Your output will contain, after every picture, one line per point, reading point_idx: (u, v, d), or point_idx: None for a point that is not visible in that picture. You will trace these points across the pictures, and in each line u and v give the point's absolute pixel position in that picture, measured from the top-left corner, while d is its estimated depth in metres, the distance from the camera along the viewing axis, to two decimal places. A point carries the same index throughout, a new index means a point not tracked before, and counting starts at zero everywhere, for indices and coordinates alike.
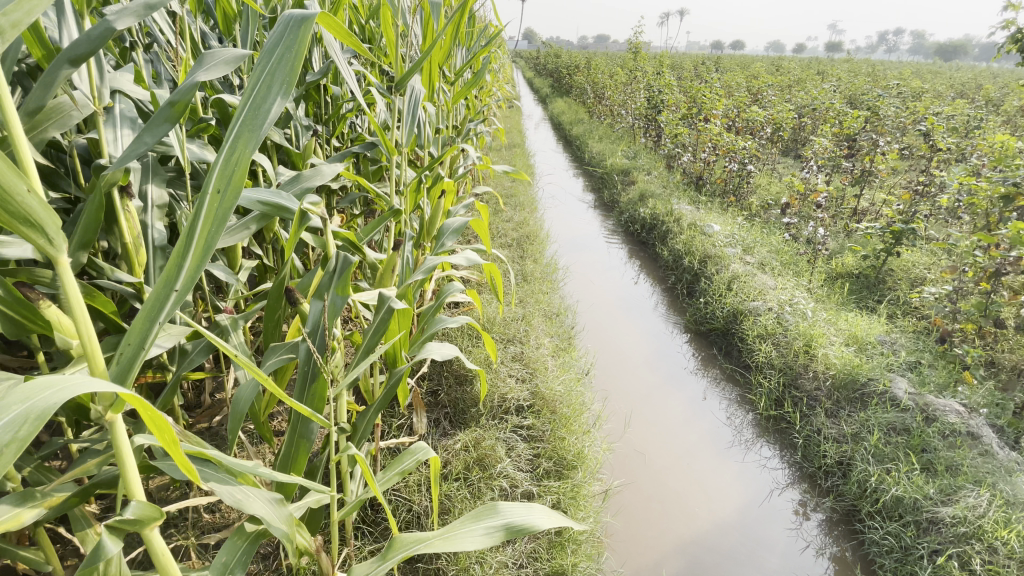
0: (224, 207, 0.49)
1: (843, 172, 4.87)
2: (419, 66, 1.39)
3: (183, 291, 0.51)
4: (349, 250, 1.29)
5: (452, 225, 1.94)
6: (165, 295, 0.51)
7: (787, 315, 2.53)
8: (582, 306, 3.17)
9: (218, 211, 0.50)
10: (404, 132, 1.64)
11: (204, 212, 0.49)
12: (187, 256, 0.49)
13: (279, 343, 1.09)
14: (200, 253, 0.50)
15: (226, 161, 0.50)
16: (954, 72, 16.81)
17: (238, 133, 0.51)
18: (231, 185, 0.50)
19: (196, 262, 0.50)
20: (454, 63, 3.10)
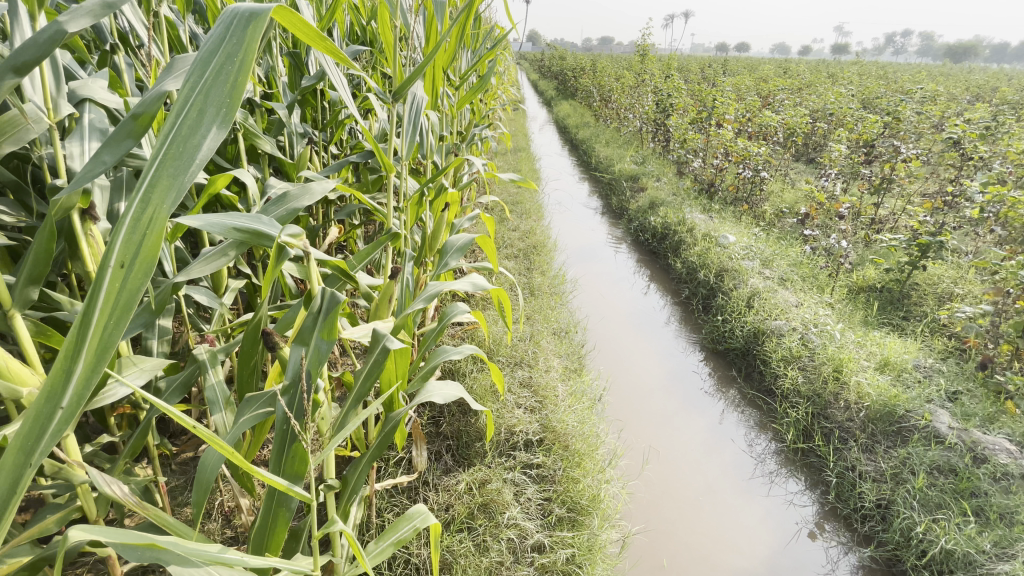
0: (131, 278, 0.44)
1: (861, 179, 4.71)
2: (421, 71, 1.24)
3: (80, 384, 0.44)
4: (339, 280, 1.14)
5: (456, 242, 1.79)
6: (57, 392, 0.44)
7: (813, 337, 2.38)
8: (590, 321, 3.01)
9: (123, 284, 0.45)
10: (405, 143, 1.49)
11: (107, 287, 0.44)
12: (89, 343, 0.44)
13: (256, 392, 0.94)
14: (100, 338, 0.44)
15: (137, 223, 0.45)
16: (966, 75, 16.57)
17: (153, 185, 0.45)
18: (140, 253, 0.45)
19: (96, 348, 0.44)
20: (458, 65, 2.95)
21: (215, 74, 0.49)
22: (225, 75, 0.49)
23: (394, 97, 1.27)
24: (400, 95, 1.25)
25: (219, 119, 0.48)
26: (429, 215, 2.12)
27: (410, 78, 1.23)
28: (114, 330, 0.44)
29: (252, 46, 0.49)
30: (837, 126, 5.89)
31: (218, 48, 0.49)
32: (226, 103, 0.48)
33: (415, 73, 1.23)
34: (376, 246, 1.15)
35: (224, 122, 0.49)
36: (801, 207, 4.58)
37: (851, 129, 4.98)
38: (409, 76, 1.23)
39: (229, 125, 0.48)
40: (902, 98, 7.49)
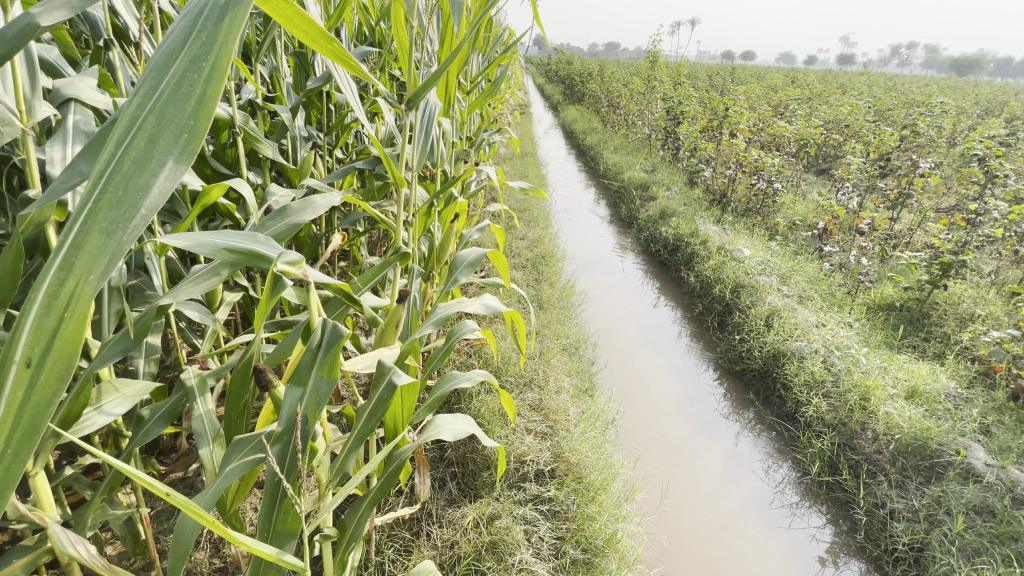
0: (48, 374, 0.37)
1: (877, 193, 4.60)
2: (439, 78, 1.13)
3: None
4: (342, 306, 1.03)
5: (466, 256, 1.68)
6: None
7: (836, 361, 2.27)
8: (600, 336, 2.90)
9: (35, 381, 0.37)
10: (416, 153, 1.38)
11: (13, 386, 0.36)
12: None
13: (244, 435, 0.84)
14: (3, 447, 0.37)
15: (56, 302, 0.36)
16: (978, 89, 16.43)
17: (75, 252, 0.36)
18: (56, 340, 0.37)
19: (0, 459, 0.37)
20: (469, 68, 2.85)
21: (173, 92, 0.40)
22: (187, 91, 0.40)
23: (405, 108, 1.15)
24: (412, 106, 1.14)
25: (177, 150, 0.39)
26: (437, 226, 2.02)
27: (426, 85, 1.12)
28: (14, 451, 0.36)
29: (225, 53, 0.40)
30: (851, 138, 5.79)
31: (179, 55, 0.40)
32: (187, 128, 0.39)
33: (432, 79, 1.12)
34: (386, 265, 1.03)
35: (183, 154, 0.40)
36: (814, 220, 4.48)
37: (867, 142, 4.88)
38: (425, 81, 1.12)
39: (187, 158, 0.39)
40: (914, 110, 7.40)
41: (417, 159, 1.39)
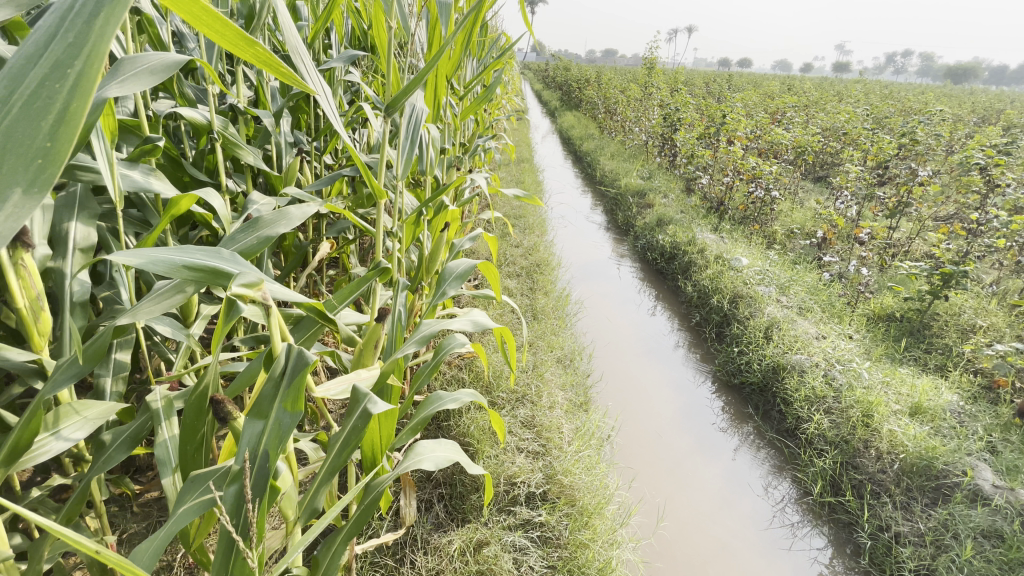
0: None
1: (875, 202, 4.56)
2: (423, 79, 1.06)
3: None
4: (314, 325, 0.97)
5: (456, 268, 1.61)
6: None
7: (837, 376, 2.21)
8: (595, 346, 2.83)
9: None
10: (400, 161, 1.31)
11: None
12: None
13: (202, 470, 0.77)
14: None
15: None
16: (976, 97, 16.50)
17: None
18: None
19: None
20: (463, 73, 2.79)
21: (26, 108, 0.33)
22: (46, 105, 0.33)
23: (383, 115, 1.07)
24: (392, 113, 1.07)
25: (26, 178, 0.32)
26: (426, 235, 1.96)
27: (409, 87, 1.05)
28: None
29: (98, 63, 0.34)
30: (849, 146, 5.77)
31: (39, 63, 0.34)
32: (42, 152, 0.32)
33: (416, 81, 1.05)
34: (363, 282, 0.96)
35: (34, 184, 0.32)
36: (813, 228, 4.43)
37: (865, 150, 4.85)
38: (408, 83, 1.05)
39: (45, 186, 0.32)
40: (911, 118, 7.40)
41: (401, 166, 1.32)
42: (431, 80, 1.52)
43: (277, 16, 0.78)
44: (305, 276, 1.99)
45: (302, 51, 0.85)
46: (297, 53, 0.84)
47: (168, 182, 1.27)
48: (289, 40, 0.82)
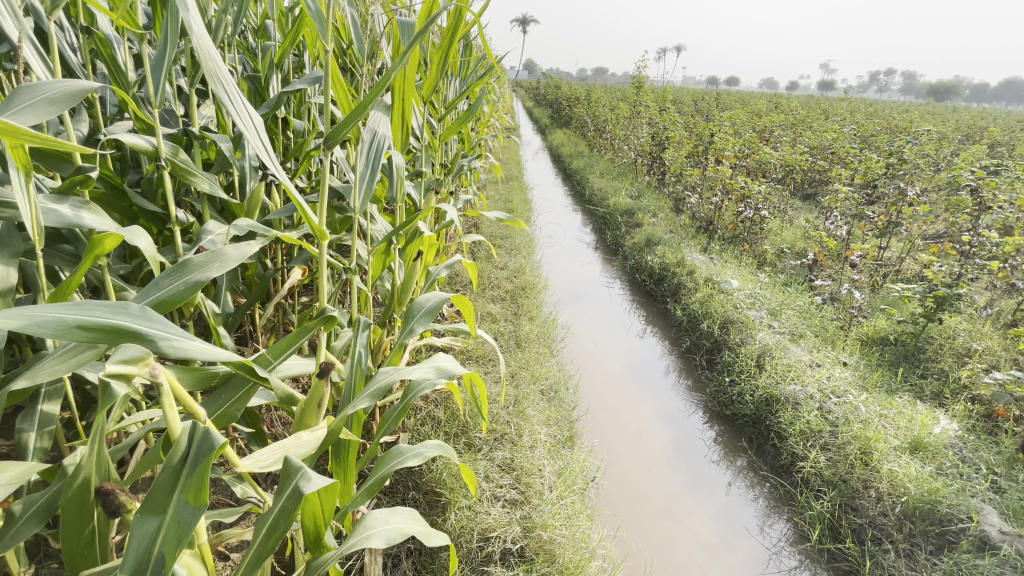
0: None
1: (865, 221, 4.52)
2: (375, 103, 0.96)
3: None
4: (244, 384, 0.85)
5: (426, 302, 1.47)
6: None
7: (833, 409, 2.11)
8: (583, 374, 2.70)
9: None
10: (357, 192, 1.21)
11: None
12: None
13: (96, 569, 0.67)
14: None
15: None
16: (958, 115, 16.85)
17: None
18: None
19: None
20: (445, 94, 2.72)
21: None
22: None
23: (333, 143, 0.97)
24: (342, 141, 0.97)
25: None
26: (399, 264, 1.85)
27: (361, 111, 0.95)
28: None
29: None
30: (837, 164, 5.77)
31: None
32: None
33: (367, 104, 0.95)
34: (303, 333, 0.86)
35: None
36: (803, 248, 4.38)
37: (854, 169, 4.83)
38: (358, 107, 0.95)
39: None
40: (897, 136, 7.46)
41: (361, 196, 1.22)
42: (397, 103, 1.43)
43: (191, 36, 0.68)
44: (270, 307, 1.87)
45: (226, 76, 0.75)
46: (218, 78, 0.74)
47: (105, 216, 1.16)
48: (208, 63, 0.72)
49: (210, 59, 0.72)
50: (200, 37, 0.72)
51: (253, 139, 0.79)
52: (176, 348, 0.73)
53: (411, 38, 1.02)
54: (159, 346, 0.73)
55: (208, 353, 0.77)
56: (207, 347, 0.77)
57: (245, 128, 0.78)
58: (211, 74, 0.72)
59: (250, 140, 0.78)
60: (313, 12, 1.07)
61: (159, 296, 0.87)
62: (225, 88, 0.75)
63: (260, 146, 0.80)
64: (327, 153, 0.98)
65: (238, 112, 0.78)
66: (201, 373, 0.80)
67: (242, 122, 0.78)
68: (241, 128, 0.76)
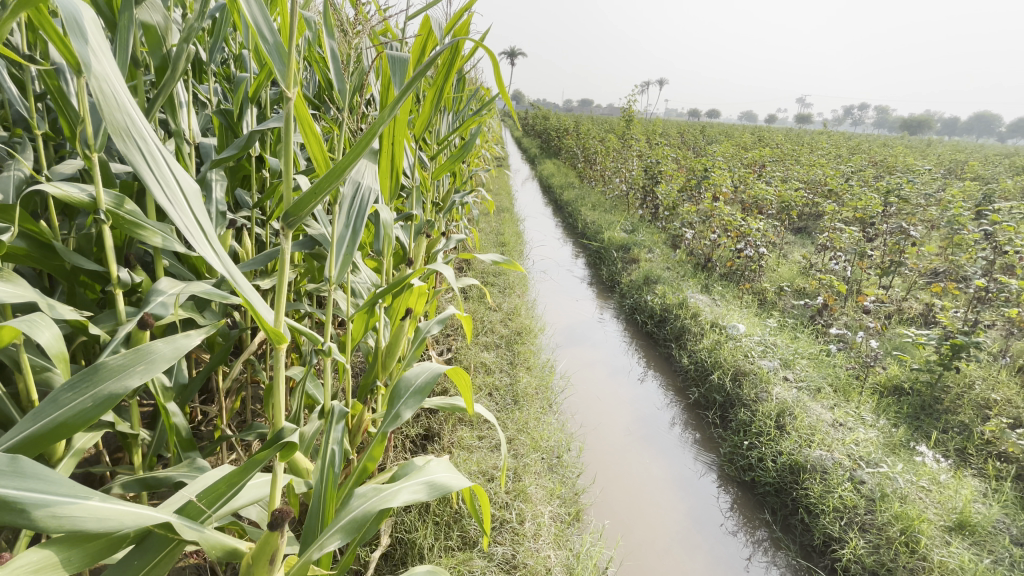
0: None
1: (867, 260, 4.42)
2: (355, 163, 0.76)
3: None
4: (165, 544, 0.63)
5: (415, 378, 1.23)
6: None
7: (866, 480, 1.94)
8: (585, 429, 2.47)
9: None
10: (333, 258, 0.98)
11: None
12: None
13: None
14: None
15: None
16: (931, 148, 17.39)
17: None
18: None
19: None
20: (436, 130, 2.55)
21: None
22: None
23: (300, 214, 0.76)
24: (311, 212, 0.76)
25: None
26: (385, 323, 1.62)
27: (338, 174, 0.75)
28: None
29: None
30: (830, 201, 5.75)
31: None
32: None
33: (345, 166, 0.75)
34: (249, 469, 0.66)
35: None
36: (804, 286, 4.25)
37: (853, 206, 4.75)
38: (334, 170, 0.75)
39: None
40: (885, 172, 7.54)
41: (337, 265, 0.99)
42: (386, 147, 1.22)
43: (85, 75, 0.49)
44: (236, 369, 1.64)
45: (146, 134, 0.56)
46: (129, 135, 0.54)
47: (22, 285, 0.94)
48: (112, 115, 0.52)
49: (117, 110, 0.53)
50: (105, 82, 0.52)
51: (183, 218, 0.57)
52: (56, 520, 0.52)
53: (406, 84, 0.84)
54: (34, 516, 0.50)
55: (108, 521, 0.55)
56: (108, 513, 0.55)
57: (171, 202, 0.57)
58: (117, 131, 0.52)
59: (178, 218, 0.56)
60: (277, 45, 0.87)
61: (56, 418, 0.64)
62: (139, 148, 0.55)
63: (195, 226, 0.59)
64: (290, 227, 0.77)
65: (158, 179, 0.56)
66: (101, 541, 0.60)
67: (167, 193, 0.57)
68: (162, 200, 0.55)
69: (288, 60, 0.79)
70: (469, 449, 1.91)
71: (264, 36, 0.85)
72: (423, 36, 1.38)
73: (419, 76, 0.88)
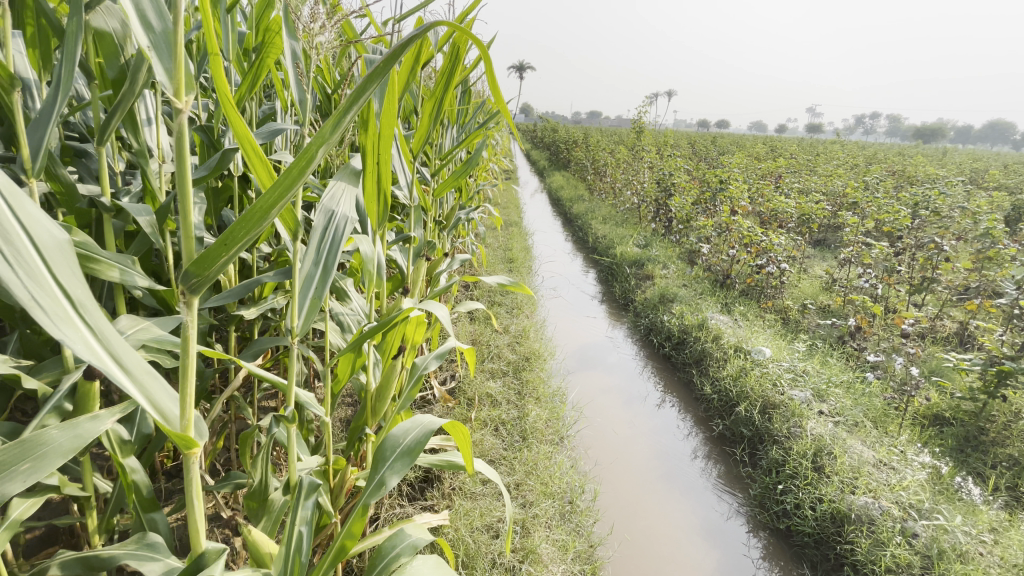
0: None
1: (896, 276, 4.19)
2: (282, 202, 0.59)
3: None
4: None
5: (403, 436, 1.04)
6: None
7: (919, 533, 1.73)
8: (600, 467, 2.26)
9: None
10: (294, 309, 0.81)
11: None
12: None
13: None
14: None
15: None
16: (948, 156, 17.05)
17: None
18: None
19: None
20: (439, 145, 2.40)
21: None
22: None
23: (207, 274, 0.56)
24: (221, 268, 0.56)
25: None
26: (376, 363, 1.46)
27: (257, 219, 0.58)
28: None
29: None
30: (851, 213, 5.53)
31: None
32: None
33: (265, 210, 0.59)
34: None
35: None
36: (829, 304, 4.03)
37: (878, 218, 4.53)
38: (251, 216, 0.58)
39: None
40: (906, 182, 7.29)
41: (302, 312, 0.82)
42: (369, 170, 1.06)
43: None
44: (214, 413, 1.47)
45: None
46: None
47: None
48: None
49: None
50: None
51: (32, 287, 0.44)
52: None
53: (359, 86, 0.61)
54: None
55: None
56: None
57: (17, 264, 0.44)
58: None
59: (23, 290, 0.43)
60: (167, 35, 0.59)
61: None
62: None
63: (53, 296, 0.46)
64: (196, 292, 0.56)
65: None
66: None
67: (9, 256, 0.44)
68: None
69: (174, 58, 0.56)
70: (472, 498, 1.73)
71: (146, 21, 0.59)
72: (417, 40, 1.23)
73: (382, 68, 0.63)
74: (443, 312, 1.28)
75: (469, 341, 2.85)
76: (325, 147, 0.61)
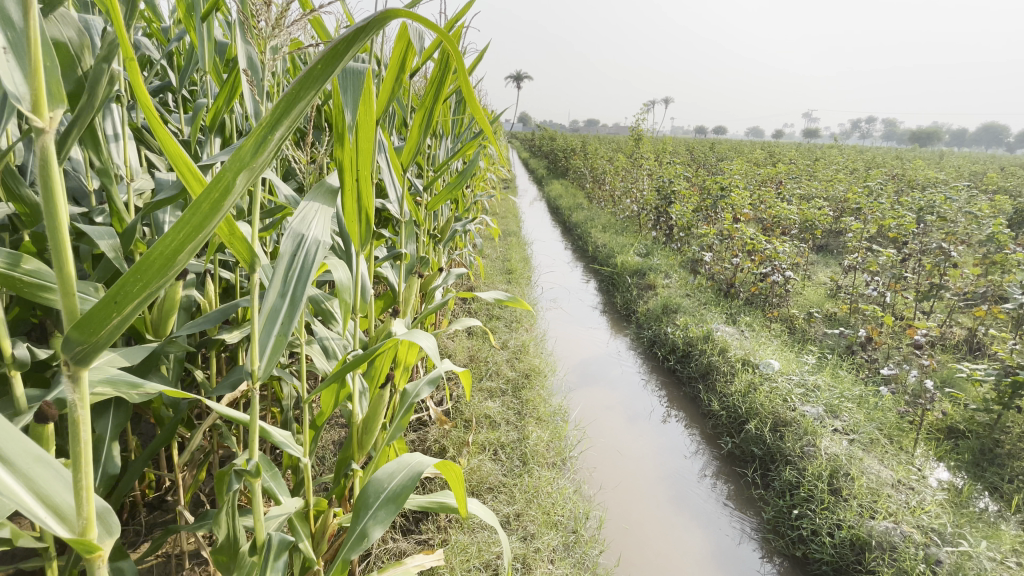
0: None
1: (903, 283, 4.09)
2: (194, 242, 0.52)
3: None
4: None
5: (386, 479, 0.94)
6: None
7: (943, 560, 1.62)
8: (605, 491, 2.16)
9: None
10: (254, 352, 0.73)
11: None
12: None
13: None
14: None
15: None
16: (946, 160, 17.02)
17: None
18: None
19: None
20: (433, 157, 2.32)
21: None
22: None
23: (95, 339, 0.48)
24: (112, 332, 0.49)
25: None
26: (363, 393, 1.36)
27: (157, 269, 0.50)
28: None
29: None
30: (855, 219, 5.43)
31: None
32: None
33: (166, 258, 0.51)
34: None
35: None
36: (835, 313, 3.93)
37: (883, 224, 4.44)
38: (148, 265, 0.50)
39: None
40: (908, 186, 7.20)
41: (265, 353, 0.74)
42: (347, 186, 0.97)
43: None
44: (192, 445, 1.37)
45: None
46: None
47: None
48: None
49: None
50: None
51: None
52: None
53: (279, 103, 0.53)
54: None
55: None
56: None
57: None
58: None
59: None
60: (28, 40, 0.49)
61: None
62: None
63: None
64: (83, 359, 0.49)
65: None
66: None
67: None
68: None
69: (31, 64, 0.45)
70: (469, 531, 1.63)
71: (2, 12, 0.48)
72: (402, 46, 1.15)
73: (316, 70, 0.53)
74: (431, 342, 1.19)
75: (467, 358, 2.76)
76: (245, 172, 0.53)
